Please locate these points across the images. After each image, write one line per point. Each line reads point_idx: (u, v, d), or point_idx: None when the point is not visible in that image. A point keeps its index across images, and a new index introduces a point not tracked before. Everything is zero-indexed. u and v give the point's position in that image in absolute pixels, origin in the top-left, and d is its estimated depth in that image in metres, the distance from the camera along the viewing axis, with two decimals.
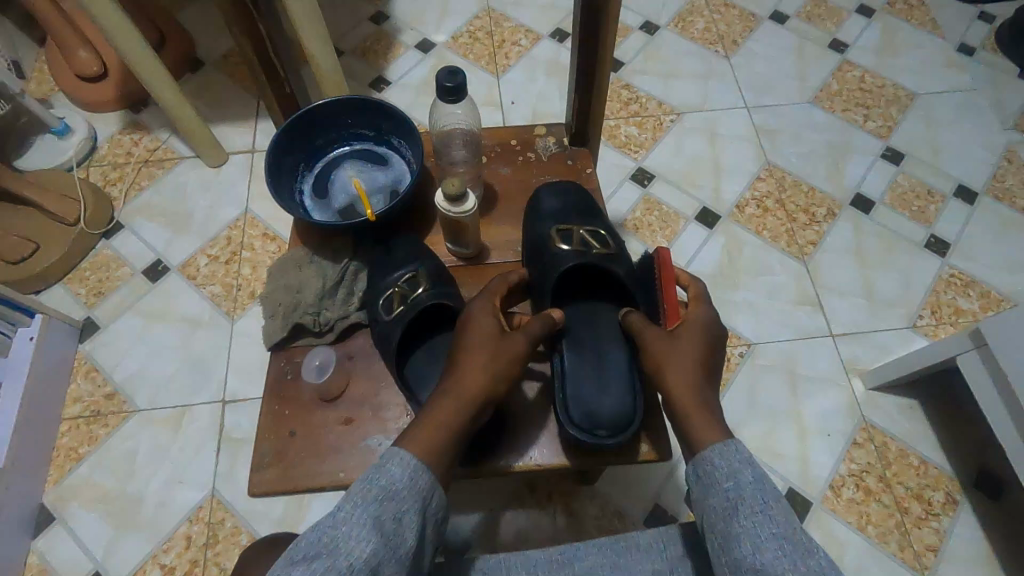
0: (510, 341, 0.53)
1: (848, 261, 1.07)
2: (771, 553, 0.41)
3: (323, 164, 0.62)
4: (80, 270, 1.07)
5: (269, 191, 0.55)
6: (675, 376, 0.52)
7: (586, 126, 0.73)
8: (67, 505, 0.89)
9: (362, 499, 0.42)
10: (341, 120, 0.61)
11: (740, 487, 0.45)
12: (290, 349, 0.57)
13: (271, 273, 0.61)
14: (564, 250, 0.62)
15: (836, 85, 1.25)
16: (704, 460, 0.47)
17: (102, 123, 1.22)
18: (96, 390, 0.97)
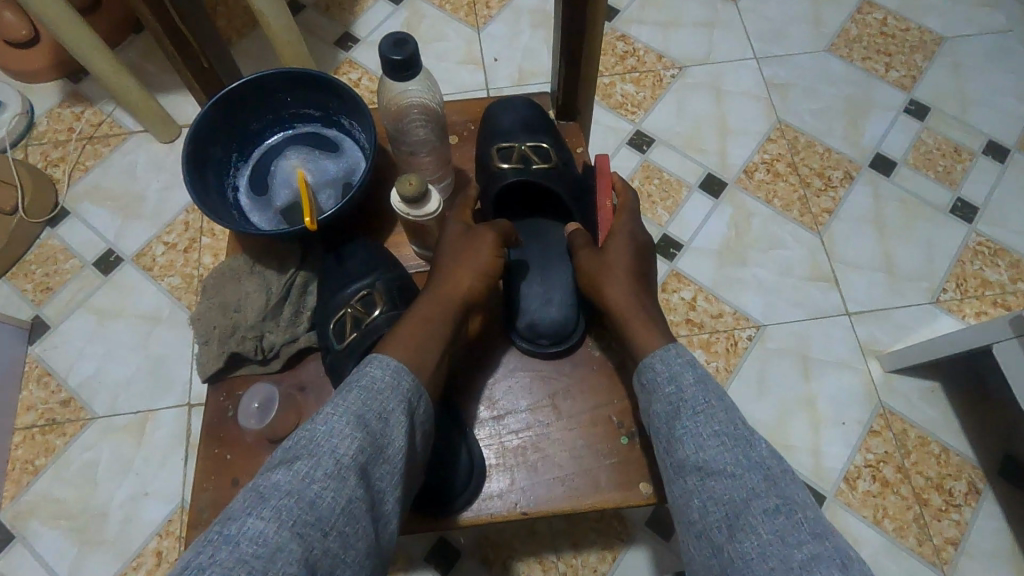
0: (479, 248, 0.50)
1: (866, 230, 0.97)
2: (711, 448, 0.43)
3: (262, 154, 0.52)
4: (25, 263, 0.98)
5: (189, 194, 0.45)
6: (615, 293, 0.52)
7: (575, 96, 0.63)
8: (27, 522, 0.83)
9: (343, 403, 0.42)
10: (279, 98, 0.51)
11: (682, 389, 0.47)
12: (230, 380, 0.50)
13: (204, 286, 0.53)
14: (502, 166, 0.57)
15: (855, 30, 1.12)
16: (649, 368, 0.48)
17: (39, 95, 1.09)
18: (50, 397, 0.90)
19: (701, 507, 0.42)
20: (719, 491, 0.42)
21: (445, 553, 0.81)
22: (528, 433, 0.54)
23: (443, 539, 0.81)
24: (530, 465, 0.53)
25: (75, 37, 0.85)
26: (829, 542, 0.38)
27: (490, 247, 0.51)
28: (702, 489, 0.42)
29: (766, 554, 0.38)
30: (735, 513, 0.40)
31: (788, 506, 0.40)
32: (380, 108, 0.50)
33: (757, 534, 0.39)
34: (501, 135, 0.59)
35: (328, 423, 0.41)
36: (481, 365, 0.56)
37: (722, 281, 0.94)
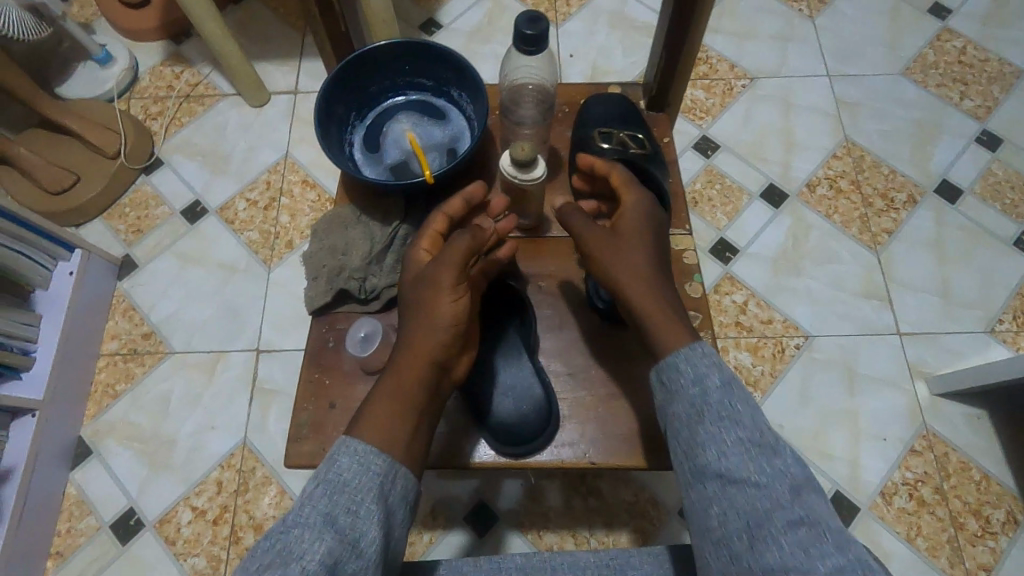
0: (438, 299, 0.49)
1: (925, 254, 0.98)
2: (735, 455, 0.43)
3: (376, 114, 0.58)
4: (120, 206, 1.05)
5: (320, 144, 0.51)
6: (631, 272, 0.51)
7: (667, 85, 0.65)
8: (104, 440, 0.91)
9: (314, 500, 0.41)
10: (398, 66, 0.56)
11: (706, 392, 0.45)
12: (332, 316, 0.55)
13: (314, 232, 0.59)
14: (602, 147, 0.60)
15: (933, 56, 1.13)
16: (667, 369, 0.47)
17: (144, 53, 1.18)
18: (133, 329, 0.97)
19: (720, 515, 0.42)
20: (741, 500, 0.41)
21: (482, 515, 0.85)
22: (601, 394, 0.58)
23: (481, 504, 0.85)
24: (596, 424, 0.56)
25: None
26: (852, 552, 0.38)
27: (450, 300, 0.49)
28: (723, 497, 0.42)
29: (789, 567, 0.38)
30: (756, 523, 0.40)
31: (813, 518, 0.40)
32: (501, 88, 0.55)
33: (779, 546, 0.39)
34: (596, 121, 0.63)
35: (299, 521, 0.40)
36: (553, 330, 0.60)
37: (774, 289, 0.96)
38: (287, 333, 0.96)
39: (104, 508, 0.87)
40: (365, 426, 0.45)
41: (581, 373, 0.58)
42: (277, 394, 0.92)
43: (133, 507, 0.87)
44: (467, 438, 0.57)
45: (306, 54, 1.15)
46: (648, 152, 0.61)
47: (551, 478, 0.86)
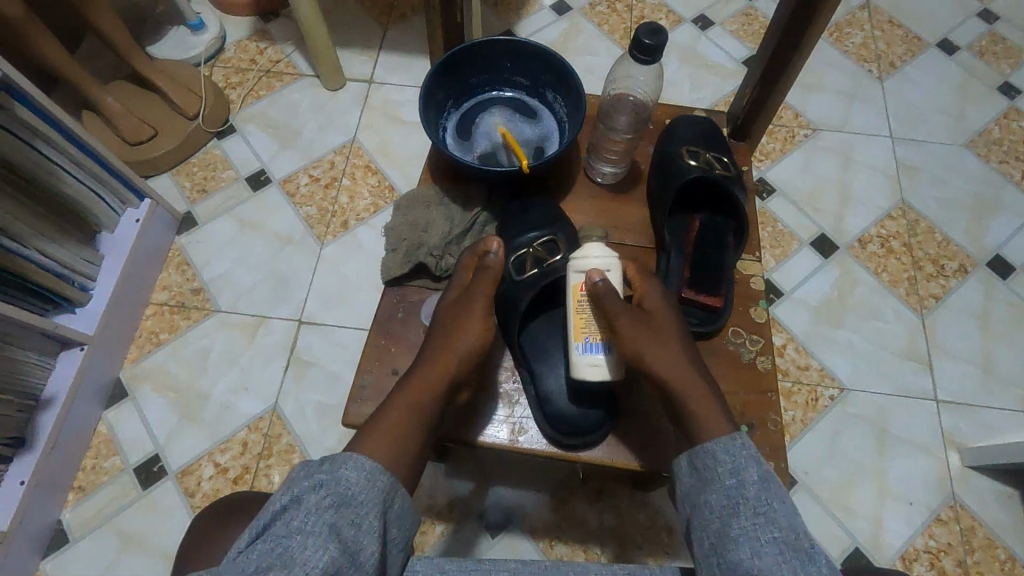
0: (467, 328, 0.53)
1: (971, 325, 0.97)
2: (767, 556, 0.40)
3: (470, 106, 0.64)
4: (188, 165, 1.09)
5: (422, 122, 0.57)
6: (663, 354, 0.51)
7: (753, 119, 0.69)
8: (141, 385, 0.93)
9: (317, 510, 0.41)
10: (501, 64, 0.63)
11: (743, 485, 0.44)
12: (406, 287, 0.61)
13: (398, 206, 0.65)
14: (689, 164, 0.61)
15: (998, 132, 1.13)
16: (702, 452, 0.47)
17: (232, 26, 1.23)
18: (183, 283, 1.00)
19: None
20: None
21: (495, 518, 0.85)
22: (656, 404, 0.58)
23: (497, 505, 0.85)
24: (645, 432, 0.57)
25: None
26: None
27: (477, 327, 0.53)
28: None
29: None
30: None
31: None
32: (602, 98, 0.62)
33: None
34: (683, 139, 0.65)
35: (301, 527, 0.40)
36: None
37: (815, 337, 0.96)
38: (330, 309, 0.98)
39: (130, 450, 0.89)
40: (367, 441, 0.47)
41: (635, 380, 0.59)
42: (313, 366, 0.94)
43: (158, 454, 0.89)
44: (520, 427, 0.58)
45: (385, 47, 1.19)
46: (732, 175, 0.62)
47: (572, 491, 0.86)
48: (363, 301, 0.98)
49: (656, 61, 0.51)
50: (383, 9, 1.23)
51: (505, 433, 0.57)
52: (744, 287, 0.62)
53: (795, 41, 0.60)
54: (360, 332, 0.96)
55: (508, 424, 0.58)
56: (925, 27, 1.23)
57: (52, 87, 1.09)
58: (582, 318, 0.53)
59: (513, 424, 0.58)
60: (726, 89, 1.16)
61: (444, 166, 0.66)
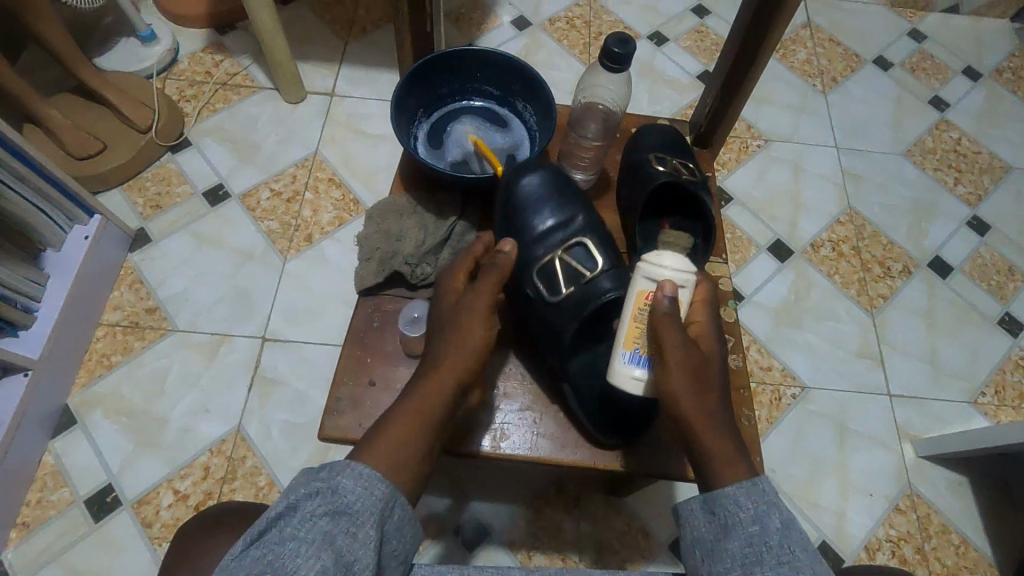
0: (463, 324, 0.51)
1: (917, 322, 1.03)
2: None
3: (441, 115, 0.65)
4: (141, 180, 1.05)
5: (394, 129, 0.58)
6: (700, 396, 0.48)
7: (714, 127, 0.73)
8: (91, 411, 0.88)
9: (313, 519, 0.39)
10: (471, 74, 0.64)
11: (765, 531, 0.42)
12: (381, 296, 0.61)
13: (369, 215, 0.65)
14: (657, 170, 0.63)
15: (931, 142, 1.21)
16: (722, 496, 0.44)
17: (186, 37, 1.19)
18: (137, 302, 0.95)
19: None
20: None
21: (472, 532, 0.84)
22: None
23: (474, 520, 0.84)
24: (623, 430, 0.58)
25: None
26: None
27: (473, 320, 0.52)
28: None
29: None
30: None
31: None
32: (574, 106, 0.65)
33: None
34: (650, 146, 0.67)
35: (296, 534, 0.38)
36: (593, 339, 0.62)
37: (775, 338, 1.00)
38: (295, 324, 0.95)
39: (80, 481, 0.84)
40: (373, 449, 0.45)
41: None
42: (278, 385, 0.91)
43: (112, 484, 0.84)
44: (500, 432, 0.58)
45: (346, 60, 1.19)
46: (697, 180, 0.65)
47: (547, 501, 0.86)
48: (330, 316, 0.96)
49: (624, 70, 0.53)
50: (343, 22, 1.23)
51: (486, 440, 0.57)
52: (712, 288, 0.64)
53: (752, 52, 0.65)
54: (328, 348, 0.94)
55: (489, 431, 0.57)
56: (862, 44, 1.31)
57: None
58: (637, 327, 0.51)
59: (494, 430, 0.58)
60: (683, 103, 1.21)
61: (415, 174, 0.66)
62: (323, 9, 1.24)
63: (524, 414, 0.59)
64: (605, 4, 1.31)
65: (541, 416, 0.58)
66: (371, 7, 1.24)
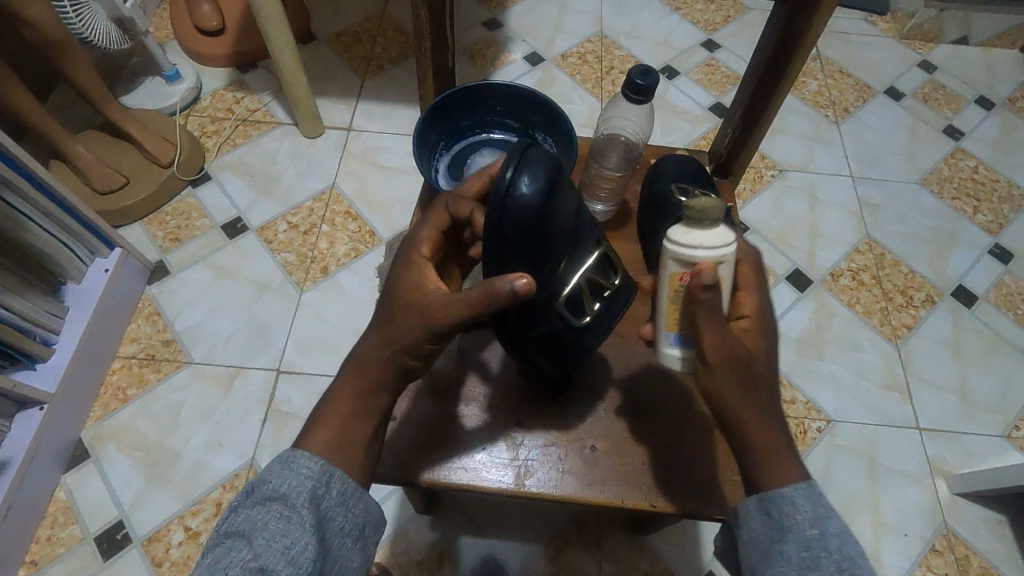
0: (412, 329, 0.42)
1: (944, 353, 1.01)
2: None
3: (462, 146, 0.66)
4: (162, 213, 1.07)
5: (415, 160, 0.59)
6: (750, 389, 0.44)
7: (735, 157, 0.73)
8: (104, 445, 0.87)
9: (244, 513, 0.40)
10: (492, 106, 0.65)
11: (824, 537, 0.43)
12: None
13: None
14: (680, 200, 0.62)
15: (948, 171, 1.21)
16: (779, 496, 0.45)
17: (209, 76, 1.23)
18: (154, 334, 0.96)
19: None
20: None
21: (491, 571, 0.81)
22: (661, 437, 0.57)
23: (491, 559, 0.82)
24: (652, 465, 0.56)
25: (273, 31, 0.96)
26: None
27: (422, 330, 0.42)
28: None
29: None
30: None
31: None
32: (595, 137, 0.67)
33: None
34: (671, 177, 0.67)
35: (233, 531, 0.39)
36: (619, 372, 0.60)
37: (798, 369, 0.97)
38: (310, 357, 0.95)
39: (91, 518, 0.83)
40: (316, 430, 0.43)
41: (640, 414, 0.58)
42: (291, 418, 0.90)
43: (122, 520, 0.82)
44: (522, 469, 0.55)
45: (364, 96, 1.21)
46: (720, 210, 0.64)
47: (567, 540, 0.83)
48: (345, 348, 0.96)
49: (647, 102, 0.54)
50: (361, 60, 1.26)
51: (509, 477, 0.55)
52: None
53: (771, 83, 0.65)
54: None
55: (513, 468, 0.55)
56: (873, 75, 1.32)
57: (18, 136, 1.06)
58: (675, 311, 0.48)
59: (518, 467, 0.55)
60: (696, 134, 1.21)
61: None
62: (342, 47, 1.27)
63: (548, 450, 0.56)
64: (616, 40, 1.33)
65: (564, 451, 0.56)
66: (388, 46, 1.28)
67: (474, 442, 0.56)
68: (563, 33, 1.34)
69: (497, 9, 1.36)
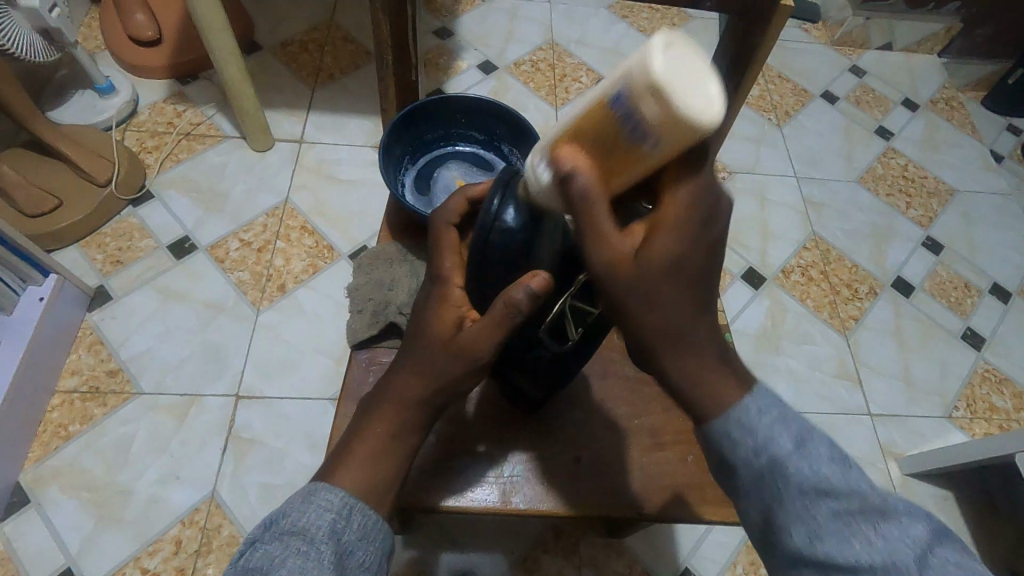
0: (449, 366, 0.42)
1: (888, 341, 1.07)
2: (833, 536, 0.36)
3: (427, 159, 0.66)
4: (101, 234, 1.00)
5: (383, 176, 0.58)
6: (663, 322, 0.35)
7: None
8: (46, 487, 0.81)
9: (260, 547, 0.37)
10: (456, 120, 0.65)
11: (780, 457, 0.38)
12: (375, 347, 0.58)
13: (360, 264, 0.63)
14: None
15: (881, 169, 1.28)
16: (767, 445, 0.38)
17: (145, 88, 1.17)
18: (98, 364, 0.90)
19: None
20: None
21: None
22: (637, 442, 0.58)
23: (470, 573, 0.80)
24: (633, 471, 0.56)
25: (216, 42, 0.92)
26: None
27: (461, 368, 0.41)
28: None
29: None
30: None
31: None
32: None
33: None
34: None
35: (249, 569, 0.36)
36: (597, 379, 0.61)
37: (757, 364, 1.01)
38: (271, 378, 0.91)
39: (35, 567, 0.77)
40: (344, 465, 0.41)
41: (616, 420, 0.59)
42: (254, 444, 0.86)
43: (71, 567, 0.77)
44: (509, 487, 0.54)
45: (315, 107, 1.18)
46: None
47: (544, 548, 0.83)
48: (309, 368, 0.93)
49: None
50: (310, 69, 1.22)
51: (495, 494, 0.54)
52: None
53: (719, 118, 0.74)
54: (306, 402, 0.90)
55: (498, 485, 0.54)
56: (809, 80, 1.39)
57: None
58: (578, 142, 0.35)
59: (503, 484, 0.55)
60: None
61: (403, 222, 0.65)
62: (289, 57, 1.23)
63: (533, 463, 0.56)
64: (567, 48, 1.35)
65: (549, 463, 0.56)
66: (338, 55, 1.25)
67: (461, 461, 0.55)
68: (514, 41, 1.34)
69: (446, 17, 1.35)
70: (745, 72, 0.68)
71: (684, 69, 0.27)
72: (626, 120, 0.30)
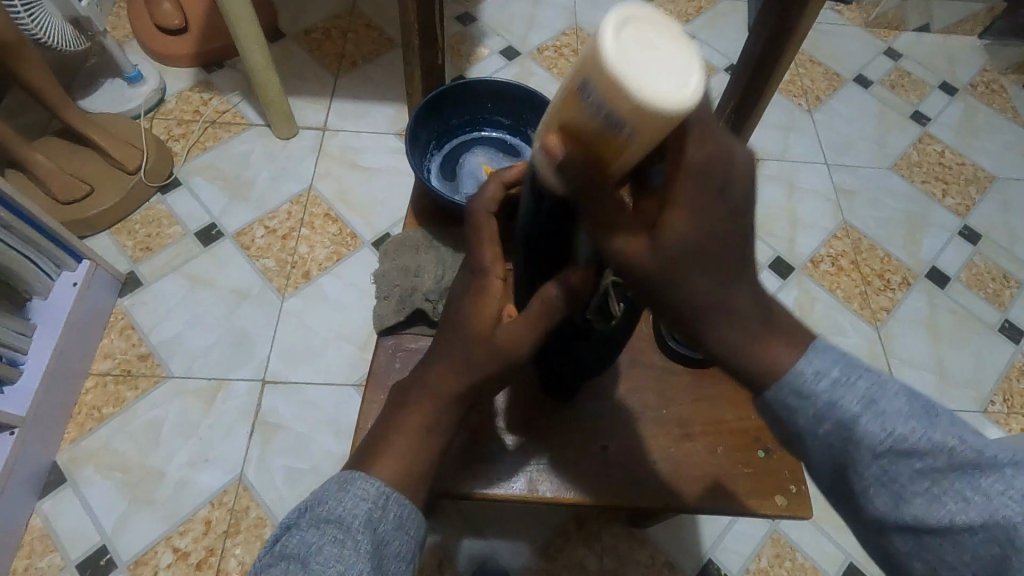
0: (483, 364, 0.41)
1: (921, 333, 1.04)
2: (917, 496, 0.34)
3: (453, 145, 0.66)
4: (131, 221, 1.02)
5: (409, 161, 0.58)
6: (702, 299, 0.33)
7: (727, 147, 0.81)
8: (81, 467, 0.83)
9: (299, 533, 0.38)
10: (483, 104, 0.65)
11: (858, 415, 0.35)
12: (401, 334, 0.58)
13: (385, 250, 0.63)
14: None
15: (917, 156, 1.24)
16: (834, 410, 0.35)
17: (172, 77, 1.18)
18: (129, 349, 0.92)
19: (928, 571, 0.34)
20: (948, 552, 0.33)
21: None
22: (662, 431, 0.57)
23: (493, 560, 0.81)
24: (661, 461, 0.56)
25: (241, 29, 0.92)
26: None
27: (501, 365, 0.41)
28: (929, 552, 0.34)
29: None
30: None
31: None
32: None
33: None
34: None
35: (287, 553, 0.37)
36: (624, 369, 0.60)
37: None
38: (296, 365, 0.92)
39: (72, 544, 0.79)
40: (374, 455, 0.41)
41: (642, 412, 0.58)
42: (280, 430, 0.87)
43: (106, 544, 0.80)
44: (535, 477, 0.54)
45: (338, 95, 1.18)
46: None
47: (566, 537, 0.83)
48: (332, 354, 0.93)
49: None
50: (333, 57, 1.22)
51: (521, 483, 0.54)
52: None
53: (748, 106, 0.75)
54: (331, 388, 0.91)
55: (524, 475, 0.54)
56: (842, 64, 1.35)
57: None
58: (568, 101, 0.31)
59: (529, 474, 0.54)
60: None
61: (428, 208, 0.65)
62: (312, 45, 1.23)
63: (559, 455, 0.55)
64: (591, 32, 1.33)
65: (578, 454, 0.56)
66: (360, 42, 1.24)
67: (487, 450, 0.55)
68: (536, 26, 1.32)
69: (469, 3, 1.34)
70: (770, 75, 0.70)
71: (645, 51, 0.26)
72: (601, 113, 0.28)
